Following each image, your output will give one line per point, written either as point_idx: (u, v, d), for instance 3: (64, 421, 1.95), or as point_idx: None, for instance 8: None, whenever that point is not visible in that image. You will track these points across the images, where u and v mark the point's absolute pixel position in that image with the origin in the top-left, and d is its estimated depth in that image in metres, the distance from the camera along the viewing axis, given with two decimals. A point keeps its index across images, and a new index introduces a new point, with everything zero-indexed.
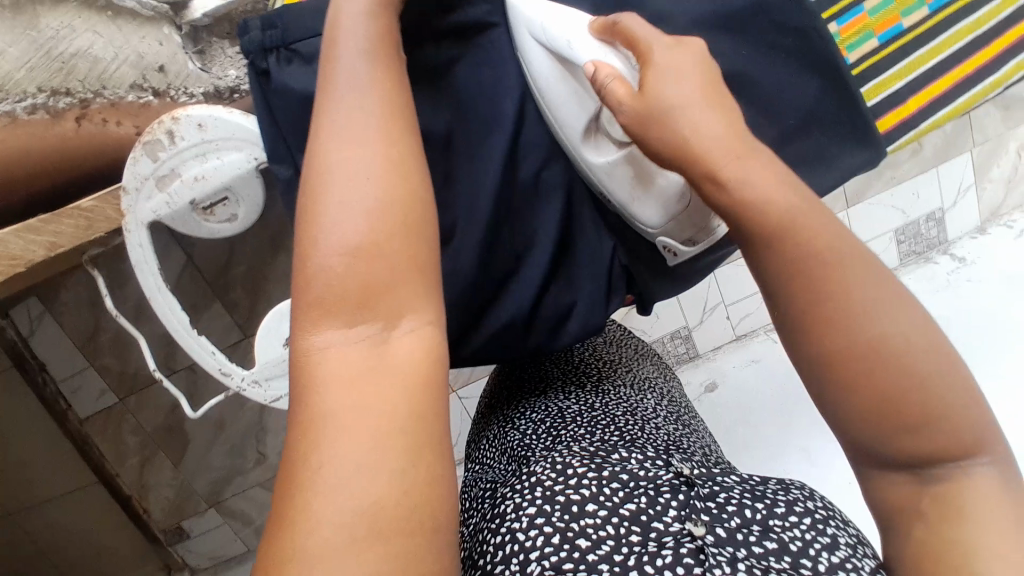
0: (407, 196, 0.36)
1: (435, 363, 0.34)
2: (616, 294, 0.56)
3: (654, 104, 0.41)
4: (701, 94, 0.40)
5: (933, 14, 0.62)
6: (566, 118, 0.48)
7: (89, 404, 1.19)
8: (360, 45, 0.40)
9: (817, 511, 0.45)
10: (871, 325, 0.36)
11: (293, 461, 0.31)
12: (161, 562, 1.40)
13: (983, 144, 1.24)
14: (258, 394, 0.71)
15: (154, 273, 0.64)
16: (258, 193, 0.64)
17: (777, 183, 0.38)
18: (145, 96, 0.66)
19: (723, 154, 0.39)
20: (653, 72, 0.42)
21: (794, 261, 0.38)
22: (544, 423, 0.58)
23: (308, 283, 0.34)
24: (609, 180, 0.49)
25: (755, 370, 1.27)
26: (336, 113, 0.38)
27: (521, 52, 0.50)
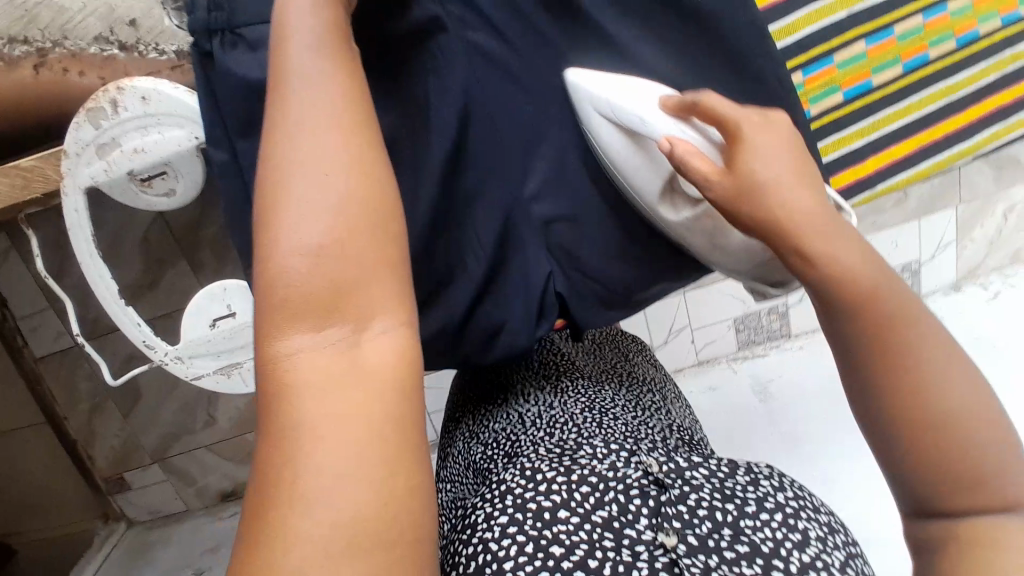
0: (367, 192, 0.34)
1: (411, 361, 0.33)
2: (547, 318, 0.56)
3: (749, 183, 0.39)
4: (792, 173, 0.40)
5: (906, 73, 0.65)
6: (641, 181, 0.50)
7: (45, 344, 1.18)
8: (309, 40, 0.38)
9: (789, 504, 0.45)
10: (936, 395, 0.35)
11: (266, 469, 0.31)
12: (100, 510, 1.37)
13: (970, 202, 1.24)
14: (179, 369, 0.74)
15: (87, 239, 0.66)
16: (199, 171, 0.65)
17: (861, 259, 0.37)
18: (110, 49, 0.63)
19: (813, 233, 0.38)
20: (743, 150, 0.40)
21: (868, 313, 0.36)
22: (506, 429, 0.57)
23: (270, 285, 0.32)
24: (690, 233, 0.50)
25: (713, 398, 1.28)
26: (293, 107, 0.35)
27: (584, 122, 0.51)
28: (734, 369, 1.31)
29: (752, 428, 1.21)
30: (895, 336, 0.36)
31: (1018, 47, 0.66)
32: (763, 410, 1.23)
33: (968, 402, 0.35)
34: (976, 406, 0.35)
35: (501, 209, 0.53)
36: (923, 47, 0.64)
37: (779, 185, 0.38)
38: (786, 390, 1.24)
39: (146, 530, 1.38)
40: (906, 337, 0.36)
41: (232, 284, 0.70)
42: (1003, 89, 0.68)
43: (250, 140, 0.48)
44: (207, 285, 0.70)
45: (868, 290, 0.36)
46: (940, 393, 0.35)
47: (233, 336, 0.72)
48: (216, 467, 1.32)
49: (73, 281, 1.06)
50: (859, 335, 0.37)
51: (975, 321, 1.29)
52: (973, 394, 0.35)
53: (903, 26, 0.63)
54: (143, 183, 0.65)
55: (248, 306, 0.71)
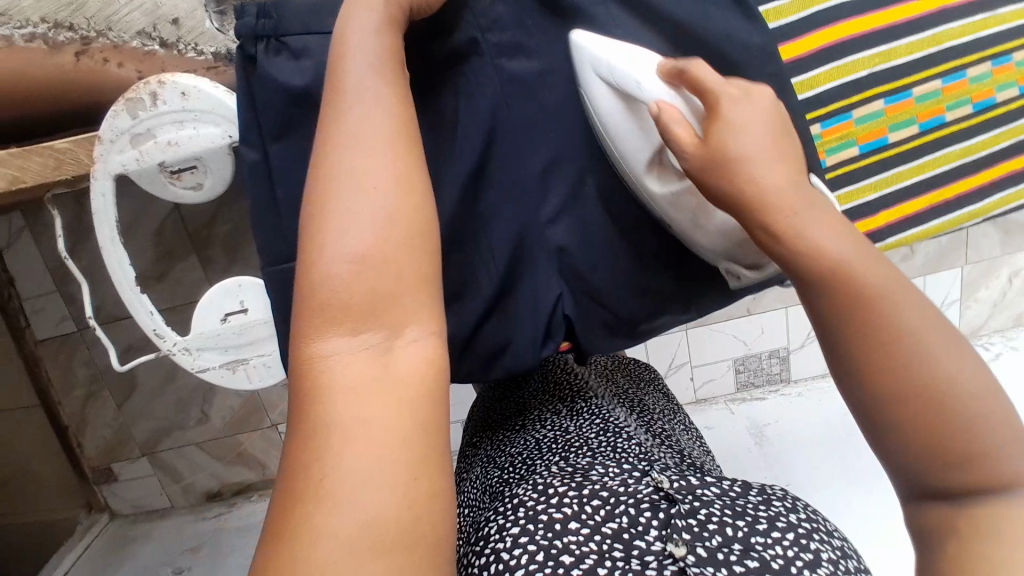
0: (413, 209, 0.36)
1: (440, 373, 0.34)
2: (554, 338, 0.56)
3: (720, 152, 0.39)
4: (769, 142, 0.39)
5: (922, 133, 0.66)
6: (631, 151, 0.50)
7: (48, 327, 1.19)
8: (370, 60, 0.40)
9: (800, 525, 0.45)
10: (928, 368, 0.34)
11: (296, 469, 0.31)
12: (84, 499, 1.37)
13: (976, 263, 1.25)
14: (186, 360, 0.74)
15: (111, 224, 0.67)
16: (228, 170, 0.65)
17: (835, 231, 0.37)
18: (151, 45, 0.66)
19: (783, 204, 0.37)
20: (721, 121, 0.40)
21: (842, 286, 0.36)
22: (523, 451, 0.58)
23: (312, 291, 0.34)
24: (672, 207, 0.50)
25: (709, 437, 1.27)
26: (348, 124, 0.37)
27: (583, 86, 0.51)
28: (731, 411, 1.30)
29: (747, 466, 1.19)
30: (871, 315, 0.35)
31: None
32: (758, 452, 1.22)
33: (963, 376, 0.34)
34: (967, 382, 0.34)
35: (516, 230, 0.54)
36: (940, 109, 0.66)
37: (752, 159, 0.38)
38: (782, 433, 1.24)
39: (127, 523, 1.36)
40: (885, 317, 0.35)
41: (247, 281, 0.71)
42: (1012, 158, 0.70)
43: (282, 144, 0.49)
44: (222, 280, 0.71)
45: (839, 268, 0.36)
46: (931, 372, 0.34)
47: (243, 332, 0.73)
48: (204, 465, 1.31)
49: (84, 267, 1.07)
50: (837, 317, 0.36)
51: None
52: (959, 368, 0.34)
53: (919, 88, 0.65)
54: (172, 175, 0.66)
55: (261, 304, 0.72)
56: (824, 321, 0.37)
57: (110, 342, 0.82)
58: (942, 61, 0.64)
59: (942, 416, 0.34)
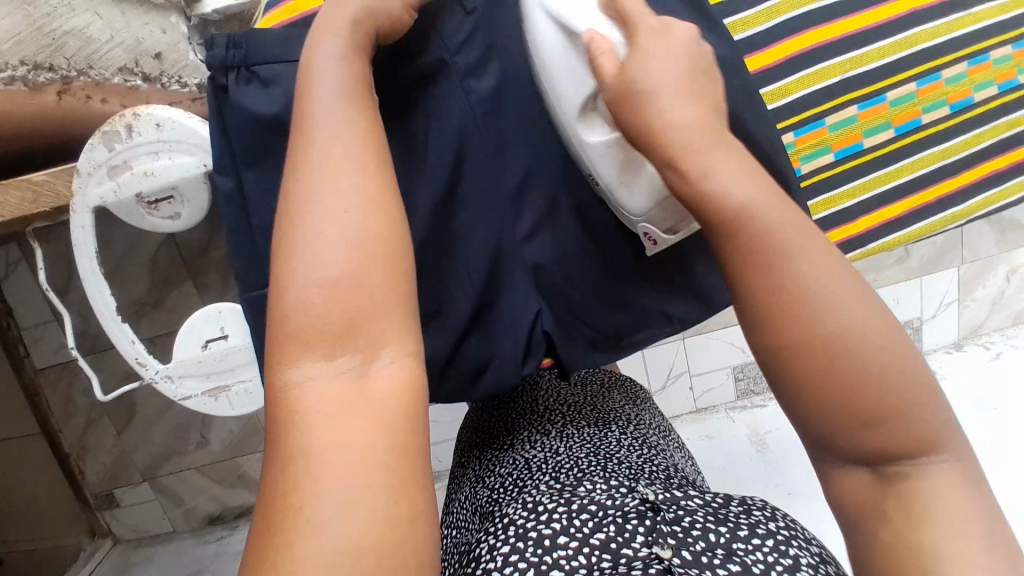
0: (384, 232, 0.36)
1: (417, 395, 0.35)
2: (534, 357, 0.56)
3: (636, 83, 0.39)
4: (685, 73, 0.40)
5: (898, 137, 0.66)
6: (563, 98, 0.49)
7: (47, 356, 1.20)
8: (338, 85, 0.40)
9: (779, 532, 0.45)
10: (827, 321, 0.34)
11: (273, 499, 0.31)
12: (86, 526, 1.36)
13: (971, 262, 1.25)
14: (169, 389, 0.74)
15: (89, 254, 0.68)
16: (204, 199, 0.66)
17: (745, 165, 0.37)
18: (134, 80, 0.68)
19: (687, 141, 0.37)
20: (640, 47, 0.40)
21: (744, 228, 0.35)
22: (511, 471, 0.58)
23: (285, 319, 0.34)
24: (598, 161, 0.50)
25: (708, 447, 1.26)
26: (316, 148, 0.37)
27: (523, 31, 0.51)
28: (731, 420, 1.30)
29: (748, 476, 1.18)
30: (771, 263, 0.35)
31: (1013, 115, 0.69)
32: (758, 461, 1.20)
33: (863, 325, 0.34)
34: (869, 333, 0.34)
35: (493, 247, 0.54)
36: (916, 112, 0.66)
37: (666, 85, 0.38)
38: (783, 441, 1.22)
39: (130, 549, 1.36)
40: (785, 259, 0.35)
41: (227, 307, 0.73)
42: (992, 158, 0.70)
43: (256, 170, 0.50)
44: (203, 307, 0.72)
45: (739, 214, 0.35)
46: (830, 319, 0.34)
47: (223, 359, 0.73)
48: (205, 488, 1.31)
49: (79, 295, 1.08)
50: (740, 268, 0.36)
51: (979, 380, 1.27)
52: (858, 316, 0.34)
53: (894, 92, 0.65)
54: (150, 206, 0.67)
55: (240, 330, 0.73)
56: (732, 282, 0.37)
57: (93, 373, 0.83)
58: (915, 64, 0.65)
59: (846, 374, 0.34)
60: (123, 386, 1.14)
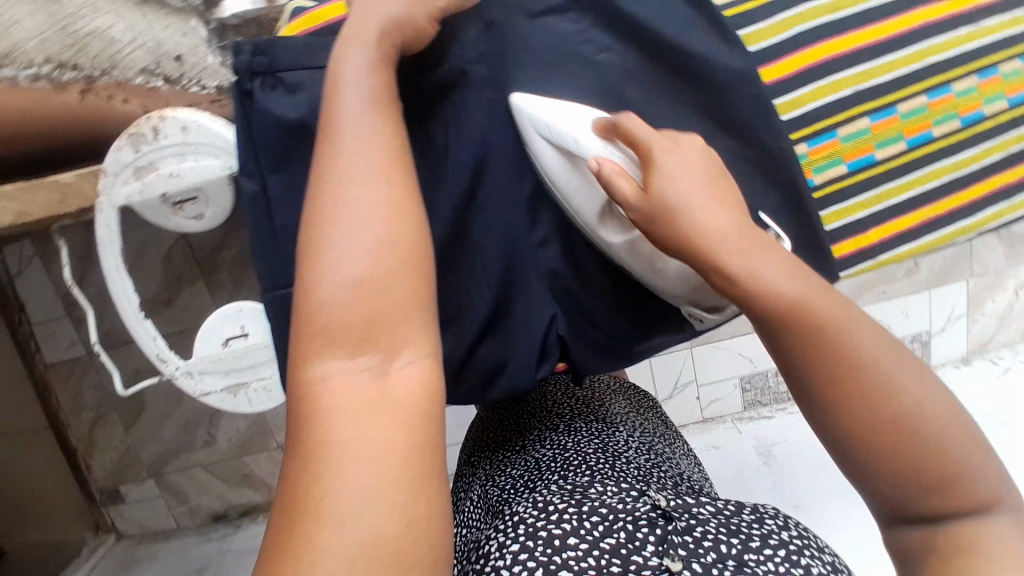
0: (407, 234, 0.37)
1: (435, 394, 0.35)
2: (549, 360, 0.57)
3: (661, 207, 0.40)
4: (706, 188, 0.40)
5: (910, 149, 0.67)
6: (582, 203, 0.50)
7: (58, 351, 1.21)
8: (364, 89, 0.41)
9: (792, 542, 0.45)
10: (889, 398, 0.36)
11: (295, 492, 0.32)
12: (91, 521, 1.37)
13: (981, 277, 1.25)
14: (189, 384, 0.75)
15: (115, 253, 0.69)
16: (228, 201, 0.68)
17: (785, 271, 0.38)
18: (155, 81, 0.69)
19: (730, 250, 0.38)
20: (656, 169, 0.41)
21: (799, 325, 0.37)
22: (523, 472, 0.58)
23: (310, 317, 0.34)
24: (630, 253, 0.51)
25: (716, 457, 1.26)
26: (342, 152, 0.38)
27: (530, 148, 0.52)
28: (739, 430, 1.29)
29: (755, 487, 1.18)
30: (835, 349, 0.36)
31: None
32: (766, 472, 1.20)
33: (924, 401, 0.36)
34: (929, 407, 0.36)
35: (509, 251, 0.55)
36: (928, 125, 0.66)
37: (692, 206, 0.39)
38: (791, 452, 1.22)
39: (135, 546, 1.37)
40: (845, 346, 0.36)
41: (248, 306, 0.73)
42: (1006, 171, 0.70)
43: (278, 173, 0.51)
44: (222, 306, 0.73)
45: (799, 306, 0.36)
46: (892, 398, 0.36)
47: (243, 356, 0.74)
48: (210, 485, 1.32)
49: (92, 291, 1.09)
50: (800, 359, 0.37)
51: (988, 396, 1.26)
52: (918, 392, 0.36)
53: (905, 105, 0.65)
54: (174, 207, 0.68)
55: (261, 328, 0.74)
56: (794, 369, 0.38)
57: (116, 370, 0.84)
58: (927, 78, 0.65)
59: (909, 444, 0.35)
60: (147, 381, 1.15)
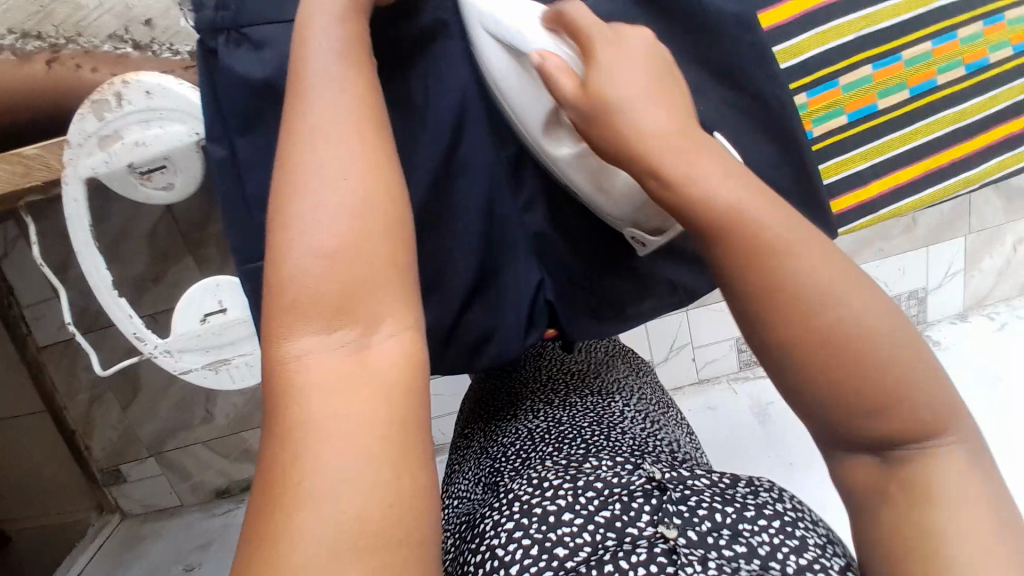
0: (382, 200, 0.35)
1: (417, 367, 0.34)
2: (537, 328, 0.55)
3: (596, 105, 0.37)
4: (646, 85, 0.38)
5: (913, 98, 0.65)
6: (528, 111, 0.47)
7: (48, 333, 1.19)
8: (333, 47, 0.39)
9: (786, 513, 0.44)
10: (831, 310, 0.33)
11: (273, 472, 0.30)
12: (94, 501, 1.37)
13: (979, 232, 1.23)
14: (168, 363, 0.74)
15: (84, 228, 0.67)
16: (198, 168, 0.65)
17: (720, 173, 0.35)
18: (123, 47, 0.66)
19: (664, 148, 0.35)
20: (595, 65, 0.38)
21: (734, 232, 0.34)
22: (515, 445, 0.57)
23: (281, 289, 0.33)
24: (572, 171, 0.49)
25: (711, 416, 1.26)
26: (311, 115, 0.36)
27: (477, 48, 0.49)
28: (734, 392, 1.29)
29: (749, 446, 1.19)
30: (775, 262, 0.34)
31: None
32: (761, 431, 1.20)
33: (868, 314, 0.33)
34: (867, 320, 0.33)
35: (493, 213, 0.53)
36: (932, 73, 0.64)
37: (625, 103, 0.37)
38: (786, 411, 1.22)
39: (138, 524, 1.37)
40: (783, 257, 0.34)
41: (225, 280, 0.71)
42: (1009, 121, 0.68)
43: (249, 138, 0.49)
44: (200, 280, 0.71)
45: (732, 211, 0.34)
46: (837, 312, 0.33)
47: (223, 332, 0.73)
48: (210, 462, 1.32)
49: (78, 270, 1.07)
50: (738, 273, 0.34)
51: (985, 353, 1.26)
52: (862, 304, 0.33)
53: (909, 52, 0.63)
54: (143, 177, 0.65)
55: (239, 303, 0.72)
56: (732, 284, 0.35)
57: (91, 349, 0.82)
58: (930, 23, 0.63)
59: (846, 360, 0.33)
60: (124, 362, 1.13)
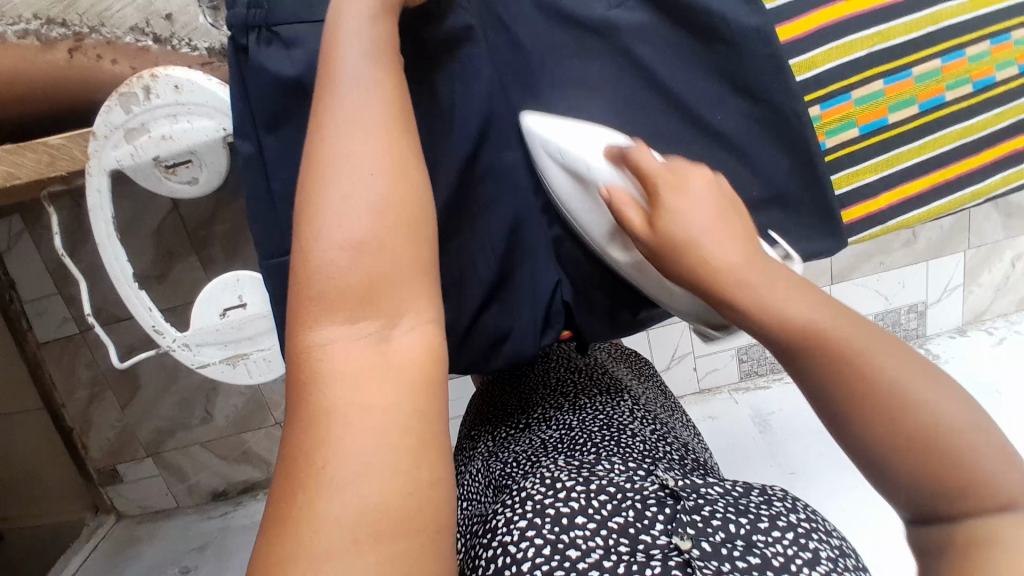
0: (405, 194, 0.35)
1: (437, 360, 0.34)
2: (553, 327, 0.57)
3: (667, 239, 0.40)
4: (715, 218, 0.40)
5: (923, 113, 0.66)
6: (593, 227, 0.51)
7: (50, 329, 1.19)
8: (361, 43, 0.39)
9: (799, 523, 0.45)
10: (923, 410, 0.33)
11: (295, 456, 0.31)
12: (89, 501, 1.36)
13: (978, 247, 1.24)
14: (186, 356, 0.74)
15: (106, 220, 0.68)
16: (223, 163, 0.65)
17: (797, 296, 0.37)
18: (144, 42, 0.65)
19: (736, 278, 0.38)
20: (663, 203, 0.41)
21: (818, 349, 0.35)
22: (527, 448, 0.57)
23: (308, 278, 0.33)
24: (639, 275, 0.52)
25: (712, 426, 1.26)
26: (339, 108, 0.36)
27: (541, 170, 0.52)
28: (734, 400, 1.30)
29: (749, 454, 1.19)
30: (863, 369, 0.34)
31: None
32: (761, 440, 1.21)
33: (954, 419, 0.33)
34: (961, 426, 0.33)
35: (513, 215, 0.54)
36: (940, 89, 0.65)
37: (699, 238, 0.39)
38: (788, 420, 1.23)
39: (134, 524, 1.37)
40: (868, 366, 0.34)
41: (246, 275, 0.71)
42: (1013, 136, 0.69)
43: (276, 136, 0.49)
44: (222, 275, 0.71)
45: (813, 327, 0.35)
46: (918, 415, 0.33)
47: (241, 327, 0.73)
48: (209, 463, 1.31)
49: (85, 267, 1.07)
50: (824, 379, 0.35)
51: (983, 368, 1.27)
52: (947, 405, 0.34)
53: (919, 68, 0.64)
54: (167, 170, 0.66)
55: (260, 299, 0.72)
56: (821, 389, 0.36)
57: (112, 343, 0.83)
58: (940, 41, 0.64)
59: (933, 455, 0.33)
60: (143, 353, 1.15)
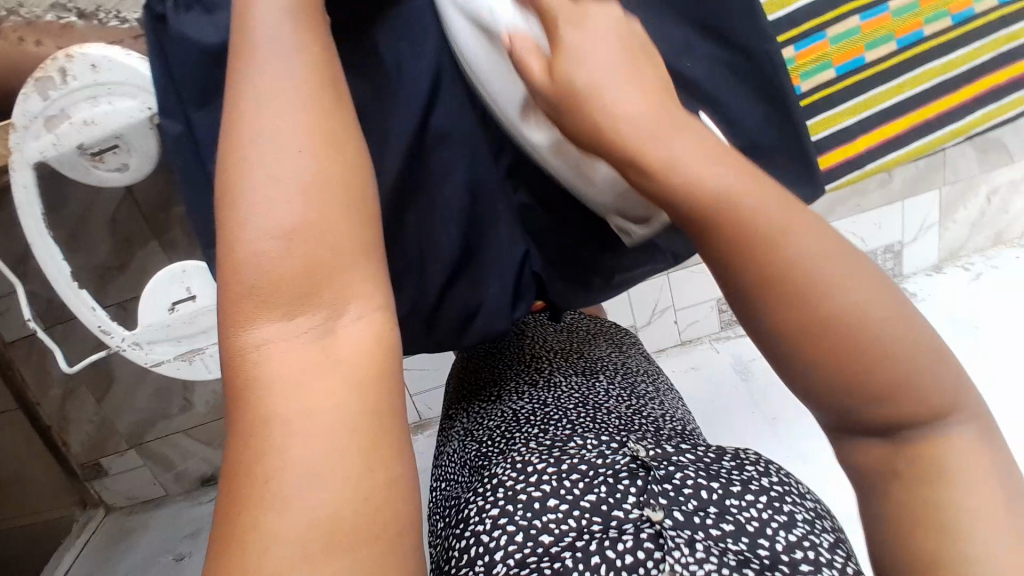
0: (341, 172, 0.32)
1: (389, 352, 0.31)
2: (524, 299, 0.55)
3: (569, 87, 0.36)
4: (622, 65, 0.37)
5: (797, 93, 0.73)
6: (502, 95, 0.46)
7: (15, 329, 1.14)
8: (281, 8, 0.36)
9: (772, 487, 0.43)
10: (855, 314, 0.32)
11: (236, 469, 0.28)
12: (77, 497, 1.34)
13: (954, 184, 1.23)
14: (138, 355, 0.72)
15: (37, 217, 0.66)
16: (153, 146, 0.62)
17: (712, 160, 0.34)
18: (68, 18, 0.66)
19: (653, 140, 0.34)
20: (566, 48, 0.37)
21: (743, 238, 0.33)
22: (500, 426, 0.55)
23: (236, 272, 0.30)
24: (555, 157, 0.47)
25: (693, 376, 1.27)
26: (258, 81, 0.33)
27: (445, 26, 0.47)
28: (715, 350, 1.30)
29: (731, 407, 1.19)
30: (795, 272, 0.33)
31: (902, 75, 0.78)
32: (742, 388, 1.21)
33: (886, 317, 0.33)
34: (874, 306, 0.32)
35: (472, 181, 0.50)
36: (801, 74, 0.75)
37: (604, 86, 0.36)
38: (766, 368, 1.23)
39: (124, 516, 1.35)
40: (790, 252, 0.33)
41: (192, 265, 0.68)
42: None
43: (207, 111, 0.45)
44: (166, 266, 0.68)
45: (740, 215, 0.33)
46: (849, 313, 0.32)
47: (192, 320, 0.70)
48: (193, 451, 1.29)
49: None
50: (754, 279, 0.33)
51: (959, 304, 1.27)
52: (875, 302, 0.33)
53: (782, 54, 0.72)
54: (94, 159, 0.63)
55: (207, 290, 0.69)
56: (747, 288, 0.34)
57: (56, 347, 0.82)
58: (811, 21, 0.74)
59: (867, 358, 0.32)
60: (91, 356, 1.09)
